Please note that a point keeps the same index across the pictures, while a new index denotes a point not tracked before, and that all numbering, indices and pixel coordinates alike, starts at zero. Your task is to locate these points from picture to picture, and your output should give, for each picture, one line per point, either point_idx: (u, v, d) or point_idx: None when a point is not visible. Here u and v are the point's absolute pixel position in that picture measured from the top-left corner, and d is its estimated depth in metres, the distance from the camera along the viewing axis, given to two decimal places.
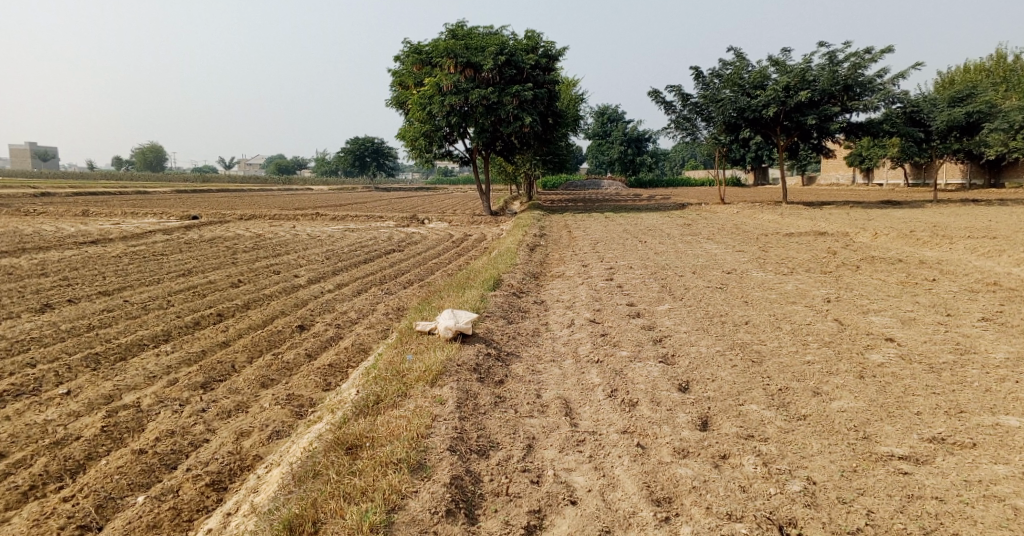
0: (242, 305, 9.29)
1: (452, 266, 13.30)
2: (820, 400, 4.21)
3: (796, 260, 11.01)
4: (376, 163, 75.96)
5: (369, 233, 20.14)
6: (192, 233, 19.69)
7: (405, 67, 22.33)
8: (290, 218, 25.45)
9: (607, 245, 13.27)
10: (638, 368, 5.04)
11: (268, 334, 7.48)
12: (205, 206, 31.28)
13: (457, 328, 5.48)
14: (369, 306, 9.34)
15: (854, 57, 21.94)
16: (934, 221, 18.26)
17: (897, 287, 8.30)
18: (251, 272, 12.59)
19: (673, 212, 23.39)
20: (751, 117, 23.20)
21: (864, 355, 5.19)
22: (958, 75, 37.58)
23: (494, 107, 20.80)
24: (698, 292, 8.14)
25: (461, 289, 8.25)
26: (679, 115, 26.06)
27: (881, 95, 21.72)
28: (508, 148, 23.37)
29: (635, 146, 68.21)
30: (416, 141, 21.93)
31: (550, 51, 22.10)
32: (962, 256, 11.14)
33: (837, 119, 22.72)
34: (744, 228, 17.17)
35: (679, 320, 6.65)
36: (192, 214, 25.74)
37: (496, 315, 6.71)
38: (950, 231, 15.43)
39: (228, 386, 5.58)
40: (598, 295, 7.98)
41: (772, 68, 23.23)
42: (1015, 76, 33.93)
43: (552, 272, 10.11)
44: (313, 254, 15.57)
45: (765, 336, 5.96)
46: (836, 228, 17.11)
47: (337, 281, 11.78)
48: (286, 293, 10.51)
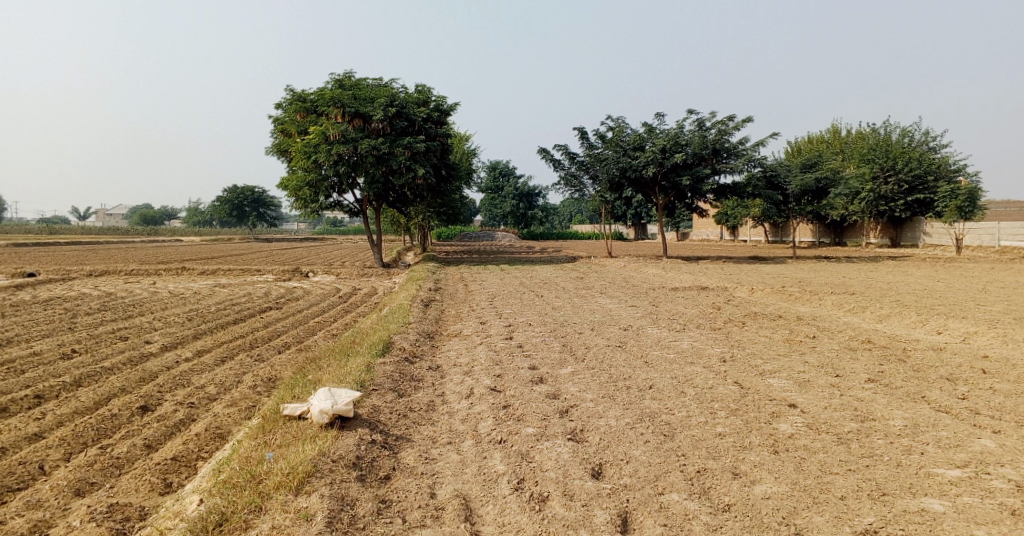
0: (71, 381, 7.87)
1: (336, 326, 12.26)
2: (742, 484, 3.82)
3: (686, 317, 11.07)
4: (256, 213, 72.04)
5: (243, 289, 18.55)
6: (26, 293, 17.21)
7: (288, 114, 21.27)
8: (151, 273, 23.09)
9: (503, 300, 12.82)
10: (545, 450, 4.47)
11: (98, 422, 6.25)
12: (50, 261, 27.87)
13: (335, 412, 4.65)
14: (232, 377, 8.18)
15: (720, 124, 23.56)
16: (799, 276, 19.59)
17: (783, 345, 8.40)
18: (92, 339, 10.92)
19: (564, 266, 23.60)
20: (633, 177, 24.18)
21: (773, 424, 4.94)
22: (806, 144, 41.67)
23: (386, 157, 20.16)
24: (597, 353, 7.77)
25: (343, 354, 7.38)
26: (566, 172, 26.69)
27: (745, 159, 23.41)
28: (400, 200, 22.73)
29: (526, 201, 69.67)
30: (301, 191, 20.72)
31: (441, 105, 22.00)
32: (832, 311, 11.72)
33: (708, 181, 24.17)
34: (632, 282, 17.47)
35: (583, 387, 6.18)
36: (30, 270, 22.71)
37: (383, 387, 5.91)
38: (815, 286, 16.51)
39: (28, 497, 4.62)
40: (496, 358, 7.40)
41: (650, 131, 24.45)
42: (852, 146, 38.25)
43: (446, 331, 9.45)
44: (173, 315, 13.89)
45: (672, 403, 5.63)
46: (716, 283, 17.84)
47: (197, 347, 10.43)
48: (132, 363, 9.11)
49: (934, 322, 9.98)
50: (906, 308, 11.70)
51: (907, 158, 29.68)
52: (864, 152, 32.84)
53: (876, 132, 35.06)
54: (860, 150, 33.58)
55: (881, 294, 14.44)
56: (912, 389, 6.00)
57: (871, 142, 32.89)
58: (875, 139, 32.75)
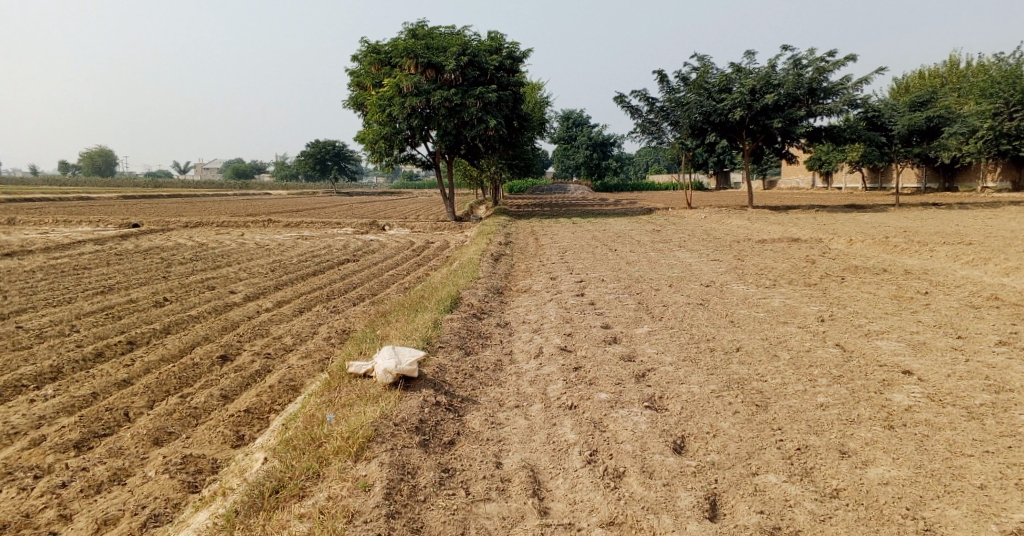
0: (159, 329, 8.12)
1: (409, 279, 12.20)
2: (852, 466, 3.31)
3: (776, 271, 10.25)
4: (337, 166, 73.79)
5: (322, 241, 18.93)
6: (128, 243, 18.21)
7: (362, 67, 21.12)
8: (239, 225, 23.99)
9: (576, 254, 12.36)
10: (621, 419, 4.11)
11: (180, 370, 6.37)
12: (149, 213, 29.48)
13: (399, 372, 4.45)
14: (308, 329, 8.24)
15: (818, 61, 21.60)
16: (903, 226, 17.98)
17: (890, 302, 7.56)
18: (181, 289, 11.32)
19: (641, 217, 22.69)
20: (718, 121, 22.74)
21: (885, 394, 4.34)
22: (915, 81, 37.90)
23: (459, 109, 19.80)
24: (678, 311, 7.26)
25: (412, 310, 7.23)
26: (644, 119, 25.48)
27: (844, 99, 21.47)
28: (473, 152, 22.38)
29: (601, 151, 67.74)
30: (375, 145, 20.73)
31: (514, 53, 21.23)
32: (946, 264, 10.53)
33: (802, 124, 22.37)
34: (714, 234, 16.55)
35: (662, 348, 5.74)
36: (132, 221, 24.11)
37: (450, 345, 5.69)
38: (923, 236, 15.04)
39: (110, 444, 4.70)
40: (569, 315, 7.02)
41: (737, 71, 22.78)
42: (968, 80, 34.49)
43: (518, 286, 9.16)
44: (255, 265, 14.28)
45: (764, 368, 5.10)
46: (809, 234, 16.58)
47: (277, 297, 10.62)
48: (216, 313, 9.34)
49: None
50: None
51: None
52: (985, 86, 29.46)
53: (1000, 63, 31.33)
54: (980, 85, 30.17)
55: (1002, 244, 12.91)
56: None
57: (993, 75, 29.43)
58: (998, 71, 29.27)
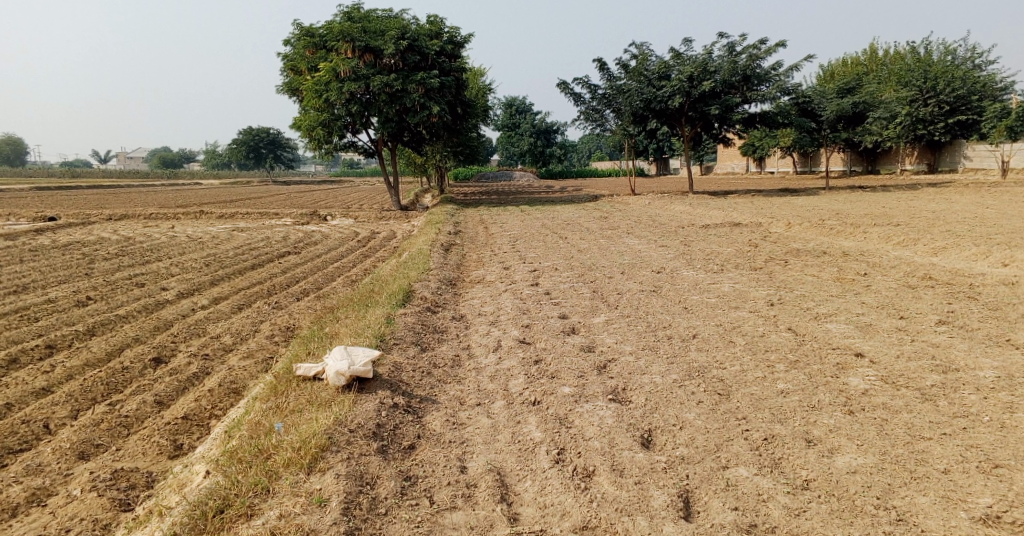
0: (83, 331, 7.55)
1: (355, 272, 11.81)
2: (819, 455, 3.30)
3: (722, 256, 10.39)
4: (273, 155, 71.29)
5: (260, 233, 18.17)
6: (45, 238, 16.99)
7: (297, 50, 20.29)
8: (169, 217, 22.80)
9: (525, 243, 12.24)
10: (585, 414, 4.00)
11: (107, 376, 5.90)
12: (69, 206, 27.67)
13: (353, 374, 4.17)
14: (249, 327, 7.81)
15: (752, 48, 22.09)
16: (836, 208, 18.67)
17: (833, 284, 7.75)
18: (108, 286, 10.61)
19: (586, 204, 22.76)
20: (658, 108, 23.03)
21: (841, 378, 4.38)
22: (840, 68, 39.46)
23: (400, 94, 19.31)
24: (632, 298, 7.22)
25: (362, 304, 6.94)
26: (587, 106, 25.55)
27: (777, 85, 22.08)
28: (415, 140, 21.91)
29: (544, 138, 67.84)
30: (314, 132, 20.00)
31: (455, 37, 20.85)
32: (879, 246, 10.93)
33: (738, 110, 22.87)
34: (660, 220, 16.75)
35: (621, 338, 5.67)
36: (50, 214, 22.56)
37: (404, 342, 5.46)
38: (856, 218, 15.62)
39: (29, 461, 4.28)
40: (524, 307, 6.88)
41: (676, 58, 23.07)
42: (889, 67, 36.13)
43: (469, 277, 8.95)
44: (189, 260, 13.55)
45: (722, 355, 5.10)
46: (750, 218, 16.99)
47: (214, 294, 10.07)
48: (146, 312, 8.77)
49: (997, 253, 9.18)
50: (961, 240, 10.84)
51: (949, 78, 27.84)
52: (903, 73, 30.90)
53: (915, 50, 32.92)
54: (898, 72, 31.64)
55: (928, 225, 13.52)
56: (993, 332, 5.38)
57: (911, 62, 30.89)
58: (915, 59, 30.74)
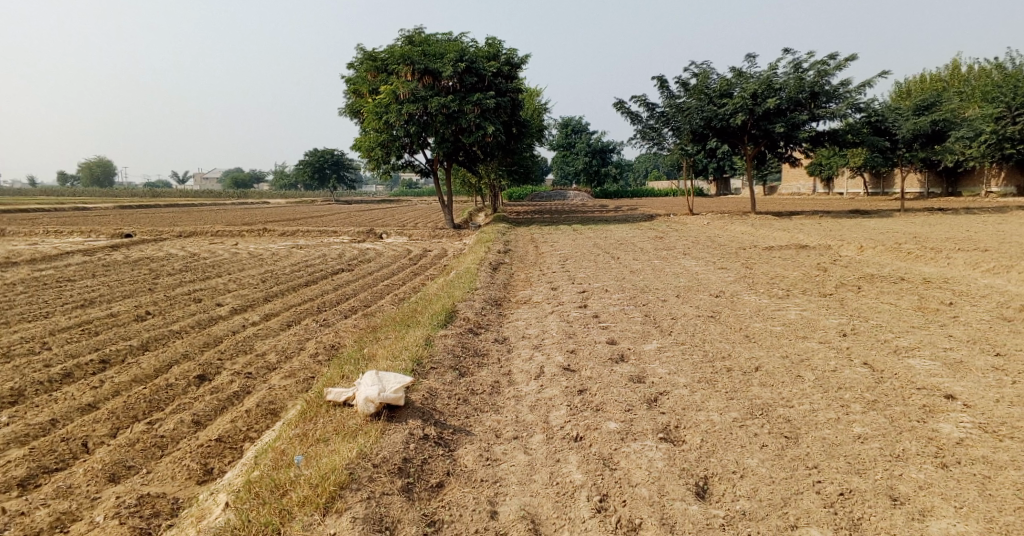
0: (137, 347, 7.64)
1: (404, 290, 11.72)
2: (909, 518, 2.95)
3: (788, 280, 9.76)
4: (336, 175, 73.32)
5: (318, 250, 18.48)
6: (118, 253, 17.76)
7: (359, 74, 20.72)
8: (234, 234, 23.53)
9: (578, 263, 11.88)
10: (632, 454, 3.62)
11: (150, 393, 5.89)
12: (143, 223, 28.99)
13: (382, 401, 3.97)
14: (294, 345, 7.74)
15: (820, 65, 21.20)
16: (913, 232, 17.53)
17: (915, 314, 7.06)
18: (167, 301, 10.85)
19: (642, 223, 22.21)
20: (719, 127, 22.37)
21: (930, 423, 3.85)
22: (916, 86, 37.54)
23: (456, 115, 19.39)
24: (688, 324, 6.77)
25: (403, 324, 6.74)
26: (645, 125, 25.08)
27: (847, 102, 21.08)
28: (471, 159, 21.93)
29: (601, 157, 67.35)
30: (372, 152, 20.30)
31: (512, 59, 20.85)
32: (965, 273, 10.05)
33: (804, 129, 21.93)
34: (719, 241, 16.09)
35: (674, 367, 5.25)
36: (125, 231, 23.63)
37: (443, 366, 5.21)
38: (936, 243, 14.58)
39: (62, 482, 4.25)
40: (571, 330, 6.54)
41: (738, 76, 22.39)
42: (970, 84, 34.14)
43: (517, 297, 8.67)
44: (247, 276, 13.80)
45: (788, 391, 4.61)
46: (817, 240, 16.11)
47: (266, 310, 10.13)
48: (199, 328, 8.85)
49: None
50: None
51: None
52: (987, 90, 29.07)
53: (1000, 68, 30.98)
54: (981, 89, 29.79)
55: (1019, 251, 12.43)
56: None
57: (995, 79, 29.04)
58: (1000, 76, 28.88)
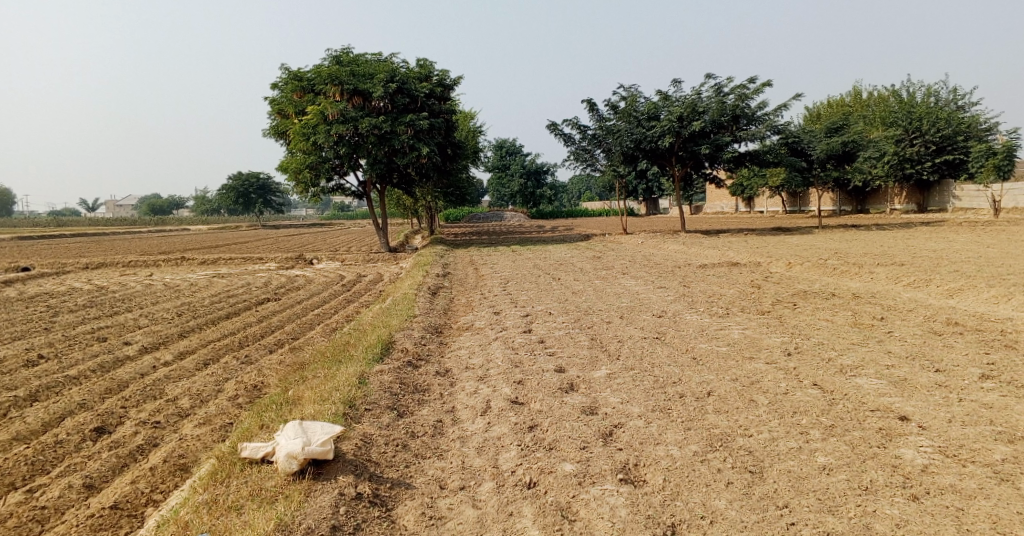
0: (25, 397, 6.77)
1: (335, 319, 11.10)
2: None
3: (726, 298, 9.77)
4: (263, 200, 70.78)
5: (242, 279, 17.48)
6: (15, 290, 16.23)
7: (284, 95, 19.92)
8: (149, 264, 22.03)
9: (518, 285, 11.59)
10: (592, 502, 3.38)
11: (36, 455, 5.14)
12: (47, 255, 26.83)
13: (307, 457, 3.51)
14: (212, 387, 7.04)
15: (740, 88, 22.00)
16: (834, 247, 18.25)
17: (852, 330, 7.09)
18: (67, 342, 9.83)
19: (577, 244, 22.31)
20: (648, 148, 22.76)
21: (891, 449, 3.76)
22: (826, 109, 39.73)
23: (388, 136, 18.92)
24: (635, 347, 6.55)
25: (334, 360, 6.20)
26: (576, 147, 25.27)
27: (766, 125, 21.90)
28: (404, 181, 21.44)
29: (534, 179, 67.87)
30: (301, 175, 19.49)
31: (444, 80, 20.59)
32: (890, 287, 10.37)
33: (728, 150, 22.64)
34: (654, 260, 16.23)
35: (626, 396, 4.98)
36: (24, 264, 21.73)
37: (379, 407, 4.74)
38: (856, 258, 15.16)
39: None
40: (516, 358, 6.19)
41: (665, 99, 22.94)
42: (873, 109, 36.49)
43: (457, 323, 8.28)
44: (162, 310, 12.78)
45: (745, 418, 4.41)
46: (746, 257, 16.52)
47: (181, 348, 9.30)
48: (101, 372, 7.97)
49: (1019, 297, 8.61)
50: (975, 281, 10.31)
51: (933, 119, 27.98)
52: (888, 114, 31.10)
53: (899, 94, 33.31)
54: (882, 114, 31.85)
55: (934, 265, 13.03)
56: None
57: (895, 105, 31.16)
58: (899, 101, 31.02)
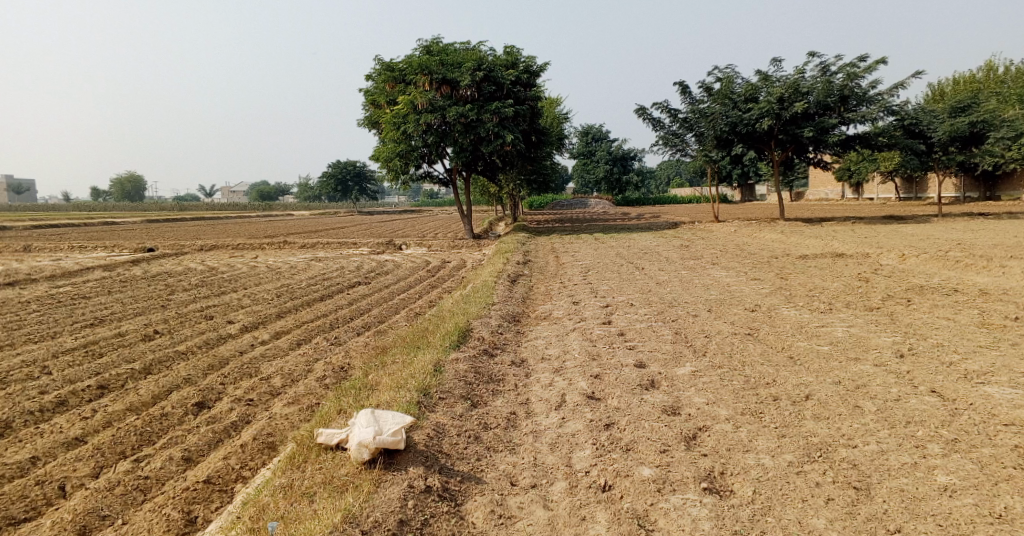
0: (138, 370, 7.26)
1: (419, 304, 11.27)
2: None
3: (829, 292, 9.06)
4: (358, 187, 73.57)
5: (336, 262, 18.17)
6: (138, 268, 17.62)
7: (376, 85, 20.42)
8: (254, 247, 23.35)
9: (601, 273, 11.31)
10: (673, 512, 3.16)
11: (143, 426, 5.48)
12: (166, 237, 29.00)
13: (378, 446, 3.54)
14: (302, 367, 7.28)
15: (850, 66, 20.41)
16: (956, 238, 16.62)
17: (979, 332, 6.34)
18: (178, 319, 10.52)
19: (666, 231, 21.60)
20: (745, 132, 21.63)
21: None
22: (949, 87, 36.25)
23: (475, 124, 19.01)
24: (724, 343, 6.17)
25: (413, 346, 6.24)
26: (667, 131, 24.43)
27: (878, 105, 20.21)
28: (491, 168, 21.50)
29: (622, 165, 66.45)
30: (391, 163, 19.98)
31: (531, 66, 20.39)
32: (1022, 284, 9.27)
33: (834, 133, 21.11)
34: (748, 249, 15.42)
35: (713, 396, 4.66)
36: (147, 245, 23.61)
37: (454, 396, 4.68)
38: (982, 250, 13.73)
39: None
40: (596, 350, 5.98)
41: (764, 80, 21.66)
42: (1007, 85, 32.91)
43: (537, 311, 8.15)
44: (261, 291, 13.46)
45: (849, 427, 4.00)
46: (852, 247, 15.35)
47: (277, 328, 9.72)
48: (205, 348, 8.44)
49: None
50: None
51: None
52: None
53: None
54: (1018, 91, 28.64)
55: None
56: None
57: None
58: None
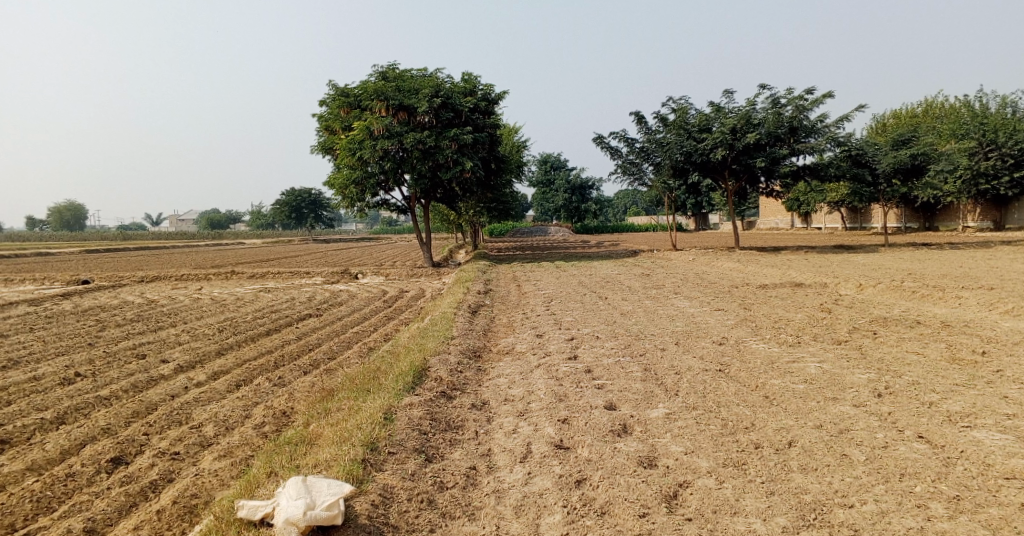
0: (50, 420, 6.47)
1: (373, 339, 10.66)
2: None
3: (795, 324, 8.87)
4: (313, 215, 72.13)
5: (286, 293, 17.37)
6: (70, 302, 16.46)
7: (332, 111, 19.86)
8: (200, 278, 22.25)
9: (562, 304, 10.94)
10: None
11: (42, 490, 4.76)
12: (107, 267, 27.49)
13: (309, 524, 3.11)
14: (239, 412, 6.61)
15: (800, 99, 20.87)
16: (908, 267, 16.95)
17: (952, 367, 6.15)
18: (106, 358, 9.65)
19: (624, 260, 21.54)
20: (699, 162, 21.83)
21: None
22: (891, 122, 37.77)
23: (433, 151, 18.65)
24: (697, 381, 5.81)
25: (361, 390, 5.67)
26: (624, 160, 24.51)
27: (827, 137, 20.69)
28: (449, 196, 21.08)
29: (580, 194, 66.95)
30: (346, 190, 19.37)
31: (490, 94, 20.21)
32: (982, 314, 9.28)
33: (785, 163, 21.48)
34: (708, 279, 15.35)
35: (691, 444, 4.27)
36: (83, 276, 22.26)
37: (404, 450, 4.16)
38: (933, 279, 13.95)
39: None
40: (561, 391, 5.53)
41: (718, 111, 21.98)
42: (944, 120, 34.41)
43: (497, 346, 7.68)
44: (203, 325, 12.60)
45: (841, 481, 3.66)
46: (810, 277, 15.45)
47: (216, 367, 8.97)
48: (132, 392, 7.65)
49: None
50: None
51: (1014, 130, 25.93)
52: (962, 125, 29.16)
53: (973, 106, 31.27)
54: (955, 126, 29.86)
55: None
56: None
57: (969, 115, 29.21)
58: (974, 112, 29.06)
